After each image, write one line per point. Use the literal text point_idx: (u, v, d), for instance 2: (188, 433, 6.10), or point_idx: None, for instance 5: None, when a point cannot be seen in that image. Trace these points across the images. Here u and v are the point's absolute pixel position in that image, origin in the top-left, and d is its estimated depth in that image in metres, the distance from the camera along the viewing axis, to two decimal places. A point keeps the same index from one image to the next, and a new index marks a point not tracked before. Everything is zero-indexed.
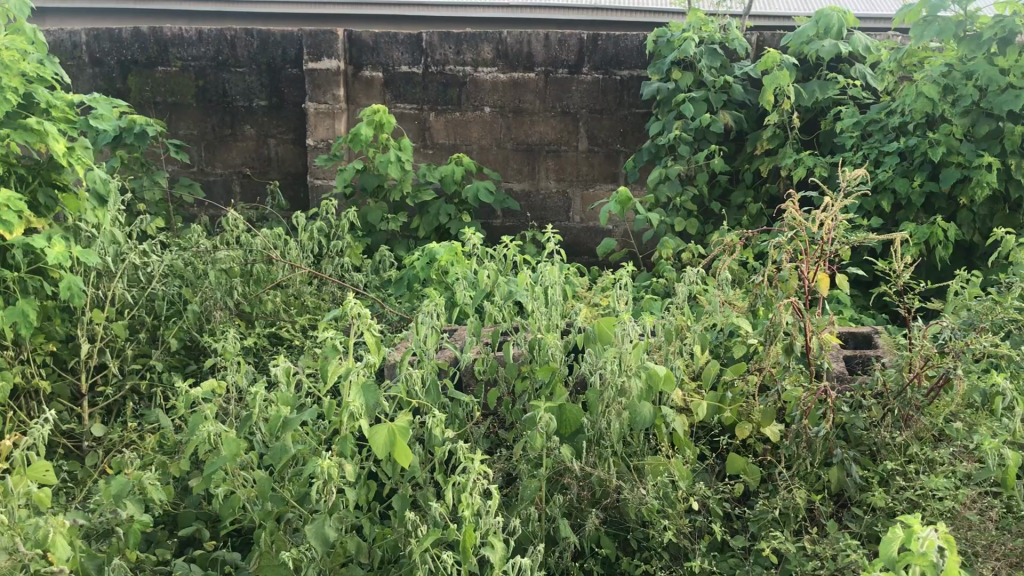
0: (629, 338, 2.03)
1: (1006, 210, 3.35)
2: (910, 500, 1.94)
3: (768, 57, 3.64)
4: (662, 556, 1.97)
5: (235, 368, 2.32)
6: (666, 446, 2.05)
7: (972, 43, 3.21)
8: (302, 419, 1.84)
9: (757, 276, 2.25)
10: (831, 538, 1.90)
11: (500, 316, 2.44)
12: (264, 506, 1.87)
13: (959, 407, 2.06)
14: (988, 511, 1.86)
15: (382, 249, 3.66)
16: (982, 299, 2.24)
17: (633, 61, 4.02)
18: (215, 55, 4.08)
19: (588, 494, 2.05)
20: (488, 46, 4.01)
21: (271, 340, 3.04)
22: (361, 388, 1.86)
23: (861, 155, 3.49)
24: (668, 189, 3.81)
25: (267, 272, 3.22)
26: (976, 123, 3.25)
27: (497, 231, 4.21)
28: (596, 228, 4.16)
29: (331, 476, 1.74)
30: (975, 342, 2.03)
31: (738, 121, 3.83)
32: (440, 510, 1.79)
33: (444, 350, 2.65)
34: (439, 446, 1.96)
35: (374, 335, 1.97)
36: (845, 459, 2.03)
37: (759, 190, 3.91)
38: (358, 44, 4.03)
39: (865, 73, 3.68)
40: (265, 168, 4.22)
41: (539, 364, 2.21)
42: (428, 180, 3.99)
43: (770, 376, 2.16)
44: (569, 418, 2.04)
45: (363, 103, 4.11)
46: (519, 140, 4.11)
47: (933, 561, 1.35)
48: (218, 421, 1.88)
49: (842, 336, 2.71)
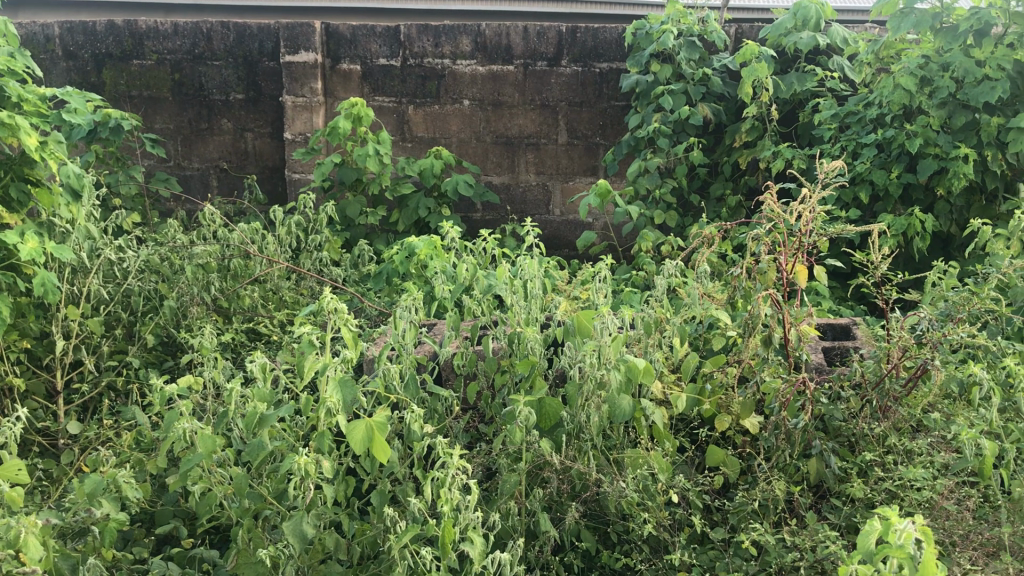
0: (608, 331, 2.01)
1: (982, 201, 3.36)
2: (888, 491, 1.95)
3: (746, 50, 3.65)
4: (642, 549, 1.96)
5: (212, 364, 2.30)
6: (646, 438, 2.04)
7: (948, 35, 3.23)
8: (279, 415, 1.82)
9: (735, 268, 2.22)
10: (810, 529, 1.90)
11: (478, 310, 2.42)
12: (241, 503, 1.84)
13: (936, 398, 2.08)
14: (965, 501, 1.86)
15: (360, 243, 3.63)
16: (958, 290, 2.25)
17: (612, 53, 3.99)
18: (191, 48, 4.03)
19: (568, 487, 2.04)
20: (467, 39, 3.98)
21: (248, 336, 3.01)
22: (338, 383, 1.83)
23: (839, 147, 3.50)
24: (647, 181, 3.80)
25: (244, 266, 3.20)
26: (952, 115, 3.26)
27: (476, 224, 4.19)
28: (576, 221, 4.15)
29: (308, 473, 1.72)
30: (952, 332, 2.04)
31: (717, 113, 3.83)
32: (419, 505, 1.77)
33: (422, 345, 2.63)
34: (418, 442, 1.95)
35: (351, 330, 1.96)
36: (823, 450, 2.02)
37: (738, 183, 3.91)
38: (336, 37, 3.99)
39: (843, 65, 3.68)
40: (243, 162, 4.18)
41: (518, 358, 2.19)
42: (407, 173, 3.97)
43: (749, 368, 2.17)
44: (547, 412, 2.00)
45: (341, 97, 4.08)
46: (498, 132, 4.09)
47: (911, 553, 1.35)
48: (194, 418, 1.85)
49: (821, 328, 2.72)
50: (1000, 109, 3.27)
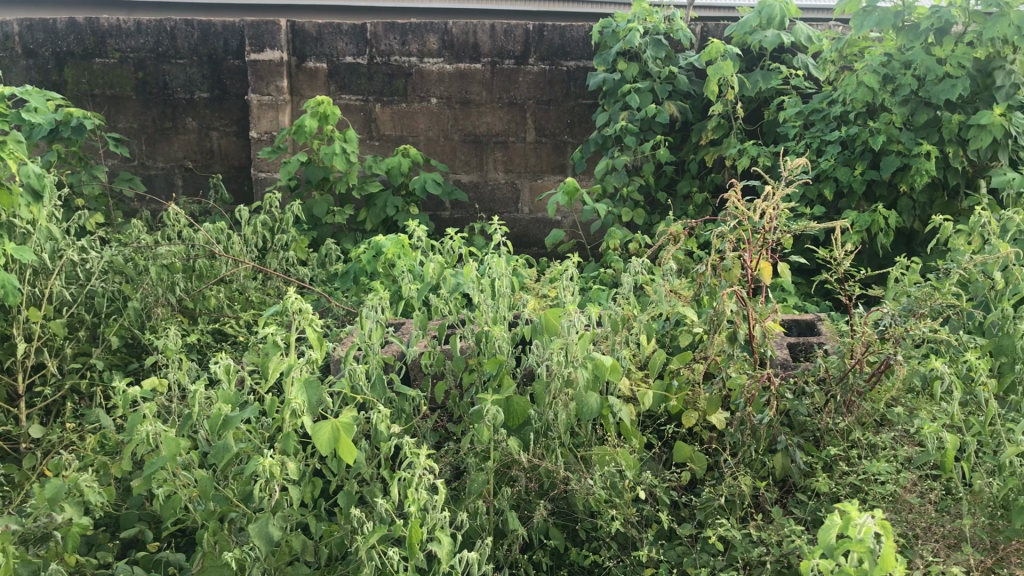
0: (575, 329, 2.01)
1: (944, 197, 3.40)
2: (852, 485, 1.97)
3: (712, 48, 3.67)
4: (610, 546, 1.97)
5: (177, 365, 2.27)
6: (614, 435, 2.05)
7: (910, 33, 3.27)
8: (243, 417, 1.80)
9: (700, 266, 2.23)
10: (776, 524, 1.91)
11: (446, 309, 2.42)
12: (206, 505, 1.83)
13: (899, 393, 2.11)
14: (927, 493, 1.89)
15: (327, 242, 3.60)
16: (919, 286, 2.27)
17: (580, 52, 4.01)
18: (155, 46, 3.98)
19: (536, 485, 2.04)
20: (434, 37, 3.97)
21: (214, 337, 2.99)
22: (303, 384, 1.82)
23: (804, 144, 3.55)
24: (614, 179, 3.81)
25: (209, 267, 3.17)
26: (914, 112, 3.30)
27: (445, 222, 4.17)
28: (545, 220, 4.16)
29: (273, 474, 1.71)
30: (914, 327, 2.07)
31: (684, 111, 3.86)
32: (386, 506, 1.76)
33: (389, 345, 2.63)
34: (385, 442, 1.94)
35: (316, 330, 1.95)
36: (789, 445, 2.04)
37: (705, 180, 3.93)
38: (301, 35, 3.97)
39: (807, 63, 3.71)
40: (208, 161, 4.14)
41: (486, 356, 2.19)
42: (374, 171, 3.95)
43: (715, 364, 2.18)
44: (516, 410, 2.00)
45: (307, 95, 4.05)
46: (466, 131, 4.08)
47: (870, 547, 1.37)
48: (157, 420, 1.83)
49: (786, 324, 2.74)
50: (961, 107, 3.31)
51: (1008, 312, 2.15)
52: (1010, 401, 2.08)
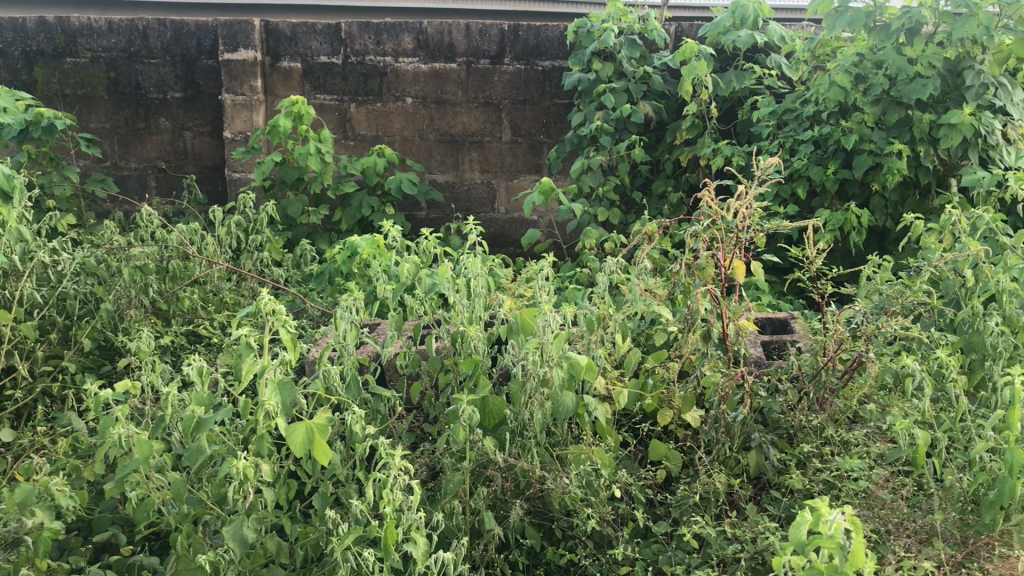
0: (550, 329, 2.02)
1: (916, 196, 3.43)
2: (825, 482, 1.99)
3: (686, 48, 3.69)
4: (586, 545, 1.97)
5: (150, 367, 2.25)
6: (590, 434, 2.06)
7: (881, 33, 3.31)
8: (216, 419, 1.79)
9: (675, 265, 2.25)
10: (750, 521, 1.93)
11: (421, 310, 2.41)
12: (180, 508, 1.81)
13: (872, 390, 2.14)
14: (899, 489, 1.91)
15: (302, 243, 3.59)
16: (891, 284, 2.29)
17: (555, 52, 4.02)
18: (127, 46, 3.95)
19: (512, 485, 2.04)
20: (408, 37, 3.96)
21: (188, 339, 2.97)
22: (277, 386, 1.81)
23: (777, 143, 3.58)
24: (590, 179, 3.82)
25: (183, 268, 3.14)
26: (886, 111, 3.32)
27: (421, 222, 4.16)
28: (521, 219, 4.16)
29: (247, 476, 1.70)
30: (885, 325, 2.10)
31: (658, 111, 3.88)
32: (361, 507, 1.75)
33: (365, 346, 2.62)
34: (361, 443, 1.93)
35: (290, 331, 1.94)
36: (762, 442, 2.06)
37: (679, 179, 3.95)
38: (275, 35, 3.95)
39: (780, 63, 3.74)
40: (181, 161, 4.11)
41: (461, 356, 2.19)
42: (350, 171, 3.94)
43: (690, 362, 2.20)
44: (491, 410, 2.00)
45: (281, 94, 4.03)
46: (441, 131, 4.08)
47: (840, 543, 1.38)
48: (129, 423, 1.81)
49: (760, 322, 2.76)
50: (932, 107, 3.34)
51: (978, 309, 2.18)
52: (981, 397, 2.10)
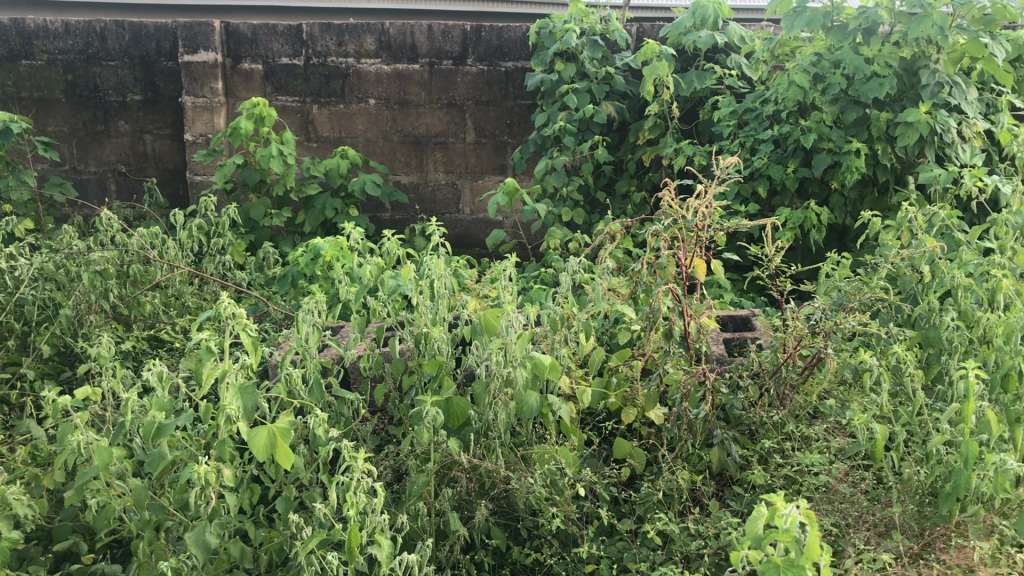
0: (513, 329, 2.02)
1: (875, 193, 3.48)
2: (787, 477, 2.02)
3: (647, 49, 3.71)
4: (552, 544, 1.98)
5: (110, 373, 2.23)
6: (554, 433, 2.07)
7: (839, 33, 3.36)
8: (177, 424, 1.78)
9: (637, 264, 2.26)
10: (713, 517, 1.95)
11: (383, 312, 2.40)
12: (141, 515, 1.80)
13: (831, 385, 2.17)
14: (859, 483, 1.94)
15: (265, 246, 3.57)
16: (849, 281, 2.32)
17: (517, 52, 4.03)
18: (84, 48, 3.91)
19: (477, 485, 2.04)
20: (371, 38, 3.96)
21: (149, 344, 2.94)
22: (238, 390, 1.80)
23: (738, 143, 3.62)
24: (554, 179, 3.84)
25: (144, 272, 3.11)
26: (844, 110, 3.37)
27: (385, 223, 4.15)
28: (486, 220, 4.16)
29: (208, 481, 1.69)
30: (843, 322, 2.13)
31: (621, 111, 3.90)
32: (325, 510, 1.75)
33: (328, 349, 2.62)
34: (324, 446, 1.92)
35: (252, 334, 1.93)
36: (724, 439, 2.08)
37: (642, 179, 3.98)
38: (236, 36, 3.93)
39: (740, 63, 3.78)
40: (142, 165, 4.06)
41: (425, 358, 2.19)
42: (313, 173, 3.92)
43: (652, 361, 2.22)
44: (455, 411, 2.01)
45: (242, 97, 4.01)
46: (405, 132, 4.07)
47: (796, 537, 1.40)
48: (89, 429, 1.79)
49: (722, 320, 2.79)
50: (889, 105, 3.38)
51: (933, 305, 2.21)
52: (937, 391, 2.13)
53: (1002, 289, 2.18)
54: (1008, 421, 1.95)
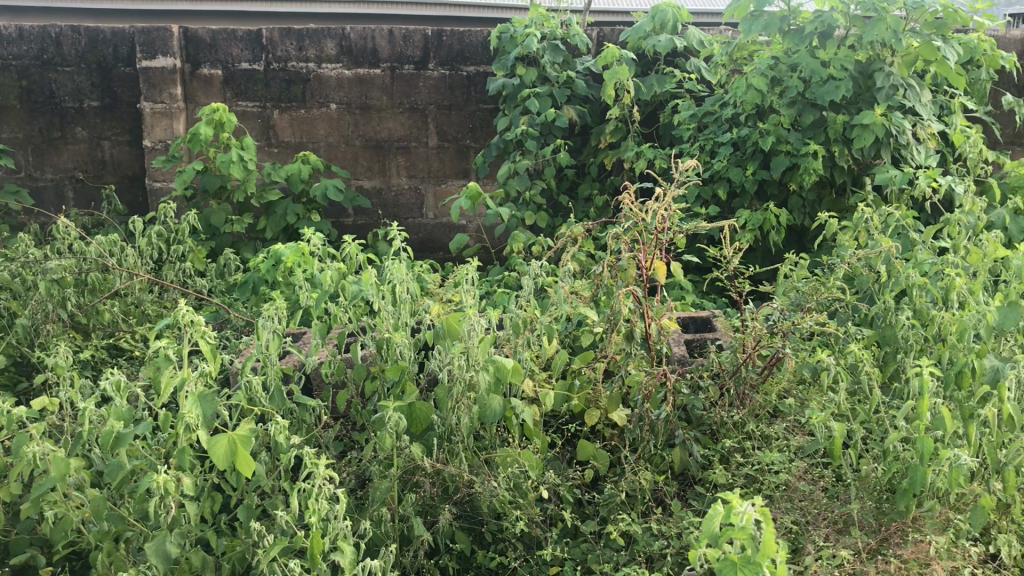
0: (475, 333, 2.02)
1: (833, 195, 3.52)
2: (747, 476, 2.04)
3: (608, 53, 3.74)
4: (516, 547, 1.99)
5: (68, 383, 2.20)
6: (517, 437, 2.07)
7: (795, 36, 3.40)
8: (136, 433, 1.76)
9: (598, 267, 2.28)
10: (676, 517, 1.96)
11: (345, 317, 2.39)
12: (100, 526, 1.77)
13: (790, 384, 2.19)
14: (818, 480, 1.97)
15: (226, 252, 3.54)
16: (806, 281, 2.36)
17: (479, 57, 4.04)
18: (39, 54, 3.86)
19: (440, 490, 2.04)
20: (331, 43, 3.94)
21: (109, 353, 2.91)
22: (198, 398, 1.78)
23: (697, 146, 3.65)
24: (517, 183, 3.84)
25: (102, 280, 3.07)
26: (801, 113, 3.41)
27: (348, 229, 4.13)
28: (449, 224, 4.16)
29: (168, 490, 1.67)
30: (800, 322, 2.16)
31: (582, 115, 3.92)
32: (287, 518, 1.74)
33: (289, 356, 2.60)
34: (285, 453, 1.91)
35: (211, 342, 1.91)
36: (686, 439, 2.10)
37: (605, 183, 4.00)
38: (195, 41, 3.90)
39: (699, 67, 3.84)
40: (100, 171, 4.01)
41: (387, 363, 2.19)
42: (273, 179, 3.89)
43: (614, 362, 2.23)
44: (418, 416, 2.01)
45: (202, 102, 3.98)
46: (367, 136, 4.05)
47: (752, 534, 1.42)
48: (45, 440, 1.76)
49: (684, 321, 2.81)
50: (845, 107, 3.43)
51: (889, 304, 2.24)
52: (895, 389, 2.17)
53: (956, 288, 2.22)
54: (963, 418, 1.99)
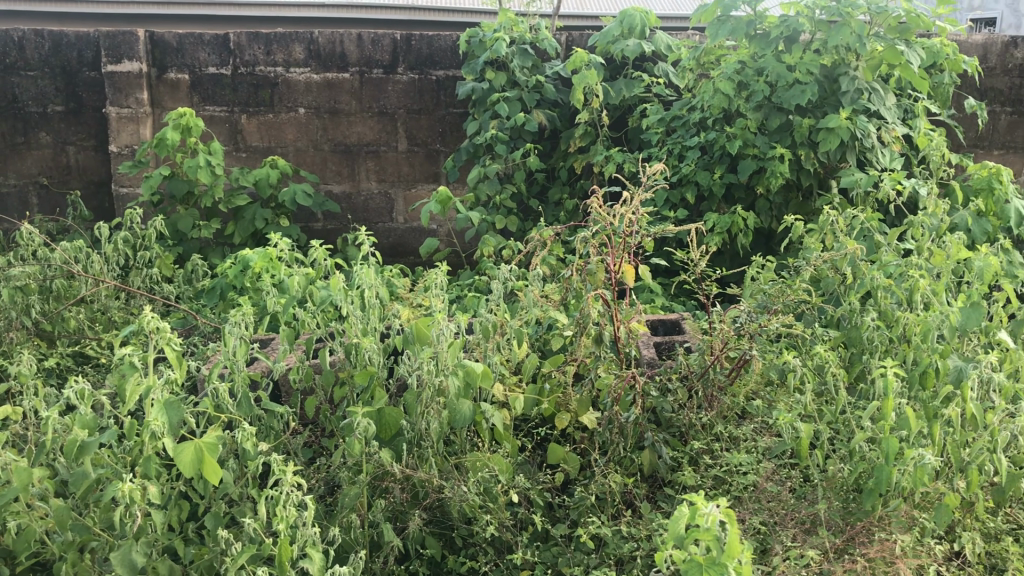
0: (445, 337, 2.02)
1: (799, 197, 3.56)
2: (716, 477, 2.05)
3: (576, 58, 3.75)
4: (487, 551, 1.98)
5: (32, 392, 2.17)
6: (487, 441, 2.07)
7: (761, 41, 3.43)
8: (100, 442, 1.74)
9: (567, 271, 2.28)
10: (645, 519, 1.97)
11: (313, 323, 2.38)
12: (64, 536, 1.75)
13: (757, 385, 2.21)
14: (786, 481, 1.98)
15: (193, 258, 3.51)
16: (773, 284, 2.38)
17: (448, 61, 4.04)
18: (2, 58, 3.81)
19: (410, 495, 2.03)
20: (300, 47, 3.93)
21: (75, 360, 2.87)
22: (164, 405, 1.77)
23: (666, 150, 3.67)
24: (487, 187, 3.85)
25: (67, 287, 3.04)
26: (768, 117, 3.44)
27: (318, 234, 4.12)
28: (419, 229, 4.16)
29: (133, 499, 1.65)
30: (767, 324, 2.18)
31: (552, 119, 3.93)
32: (255, 525, 1.72)
33: (257, 362, 2.59)
34: (253, 460, 1.90)
35: (176, 348, 1.89)
36: (655, 441, 2.11)
37: (575, 187, 4.01)
38: (161, 46, 3.87)
39: (667, 71, 3.87)
40: (65, 177, 3.97)
41: (356, 369, 2.18)
42: (241, 184, 3.87)
43: (584, 366, 2.24)
44: (387, 422, 2.00)
45: (169, 107, 3.94)
46: (336, 141, 4.04)
47: (717, 535, 1.43)
48: (8, 450, 1.74)
49: (653, 324, 2.83)
50: (811, 111, 3.47)
51: (855, 305, 2.26)
52: (860, 390, 2.19)
53: (920, 289, 2.24)
54: (927, 417, 2.01)
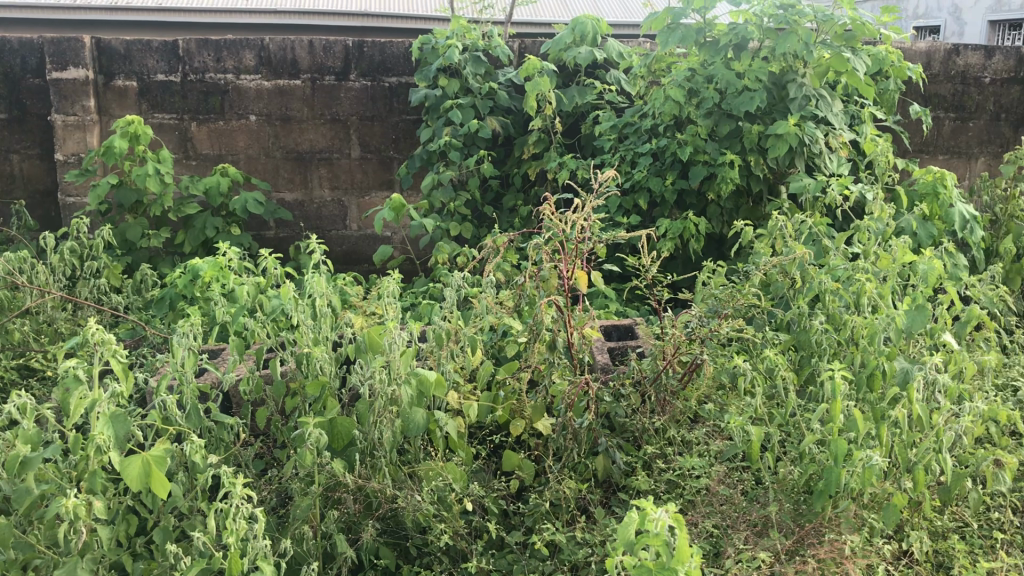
0: (398, 345, 2.00)
1: (750, 203, 3.60)
2: (669, 481, 2.06)
3: (529, 65, 3.77)
4: (441, 560, 1.97)
5: None
6: (441, 450, 2.06)
7: (711, 48, 3.47)
8: (44, 456, 1.70)
9: (520, 277, 2.28)
10: (599, 525, 1.98)
11: (264, 333, 2.35)
12: (6, 555, 1.70)
13: (709, 389, 2.23)
14: (738, 484, 2.00)
15: (142, 267, 3.46)
16: (723, 288, 2.40)
17: (401, 68, 4.02)
18: None
19: (363, 505, 2.01)
20: (250, 54, 3.89)
21: (20, 373, 2.81)
22: (110, 419, 1.73)
23: (618, 156, 3.69)
24: (441, 195, 3.83)
25: (11, 298, 2.97)
26: (718, 123, 3.48)
27: (270, 242, 4.08)
28: (373, 236, 4.13)
29: (78, 515, 1.62)
30: (718, 328, 2.19)
31: (505, 126, 3.93)
32: (204, 539, 1.69)
33: (207, 373, 2.55)
34: (203, 473, 1.87)
35: (122, 361, 1.85)
36: (609, 447, 2.12)
37: (528, 193, 4.01)
38: (108, 52, 3.81)
39: (619, 78, 3.89)
40: (9, 186, 3.89)
41: (308, 379, 2.15)
42: (191, 192, 3.81)
43: (538, 372, 2.23)
44: (339, 432, 1.99)
45: (116, 114, 3.88)
46: (288, 148, 4.00)
47: (666, 540, 1.43)
48: None
49: (607, 329, 2.83)
50: (760, 118, 3.51)
51: (804, 309, 2.29)
52: (810, 392, 2.21)
53: (867, 293, 2.27)
54: (875, 418, 2.04)
